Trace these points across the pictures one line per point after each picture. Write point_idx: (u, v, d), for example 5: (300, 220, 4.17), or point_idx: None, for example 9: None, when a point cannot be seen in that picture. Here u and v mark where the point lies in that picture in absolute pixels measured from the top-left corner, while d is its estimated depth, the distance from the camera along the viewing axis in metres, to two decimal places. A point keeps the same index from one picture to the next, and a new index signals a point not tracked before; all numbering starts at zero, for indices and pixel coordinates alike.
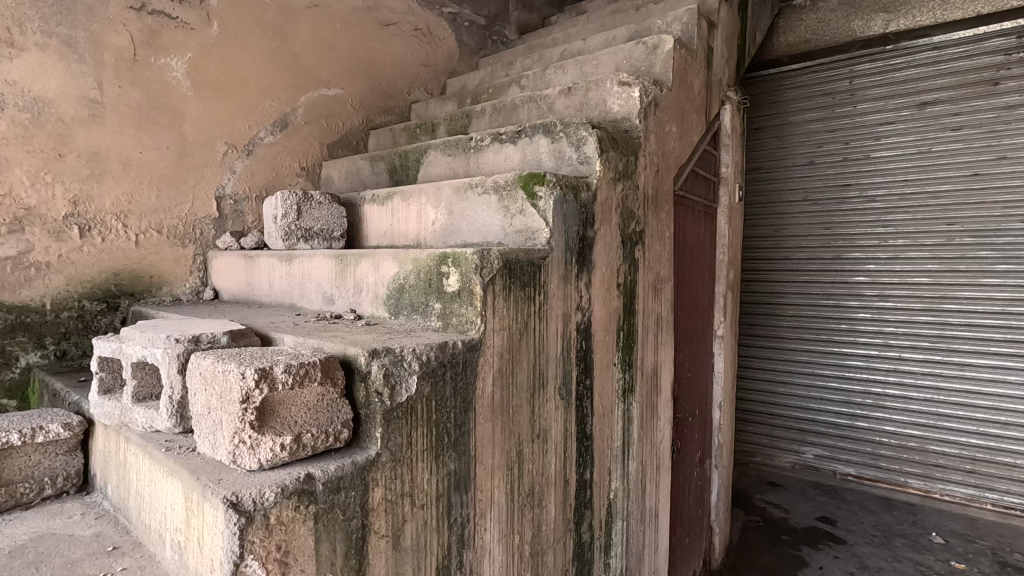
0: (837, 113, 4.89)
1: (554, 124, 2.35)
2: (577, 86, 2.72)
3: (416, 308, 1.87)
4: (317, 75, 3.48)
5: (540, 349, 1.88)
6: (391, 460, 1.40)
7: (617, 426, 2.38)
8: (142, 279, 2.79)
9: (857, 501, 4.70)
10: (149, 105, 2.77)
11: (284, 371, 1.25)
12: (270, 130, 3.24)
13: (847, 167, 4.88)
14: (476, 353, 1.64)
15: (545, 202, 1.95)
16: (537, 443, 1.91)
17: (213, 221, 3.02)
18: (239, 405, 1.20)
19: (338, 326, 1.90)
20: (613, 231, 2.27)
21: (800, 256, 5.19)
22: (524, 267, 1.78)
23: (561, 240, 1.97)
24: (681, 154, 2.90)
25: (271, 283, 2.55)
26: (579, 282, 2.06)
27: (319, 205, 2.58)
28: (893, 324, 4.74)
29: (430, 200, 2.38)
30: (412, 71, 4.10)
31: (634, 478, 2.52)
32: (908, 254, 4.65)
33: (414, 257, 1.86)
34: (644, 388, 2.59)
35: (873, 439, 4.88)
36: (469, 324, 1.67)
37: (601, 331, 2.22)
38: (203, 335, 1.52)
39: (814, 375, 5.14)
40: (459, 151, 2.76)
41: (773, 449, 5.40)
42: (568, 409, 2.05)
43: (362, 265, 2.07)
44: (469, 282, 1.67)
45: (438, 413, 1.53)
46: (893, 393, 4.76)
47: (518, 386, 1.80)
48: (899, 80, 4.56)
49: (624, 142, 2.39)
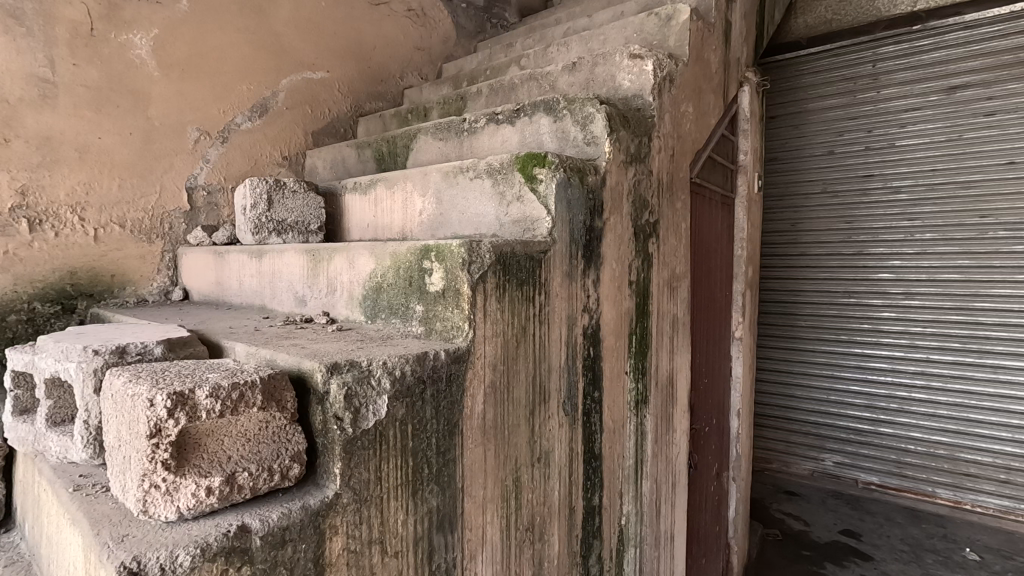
0: (859, 99, 4.57)
1: (556, 101, 2.08)
2: (582, 62, 2.45)
3: (394, 310, 1.59)
4: (300, 56, 3.21)
5: (540, 360, 1.60)
6: (354, 502, 1.13)
7: (629, 443, 2.10)
8: (102, 279, 2.53)
9: (882, 513, 4.40)
10: (109, 86, 2.50)
11: (208, 396, 0.98)
12: (247, 116, 2.97)
13: (870, 156, 4.58)
14: (462, 365, 1.37)
15: (546, 185, 1.68)
16: (539, 467, 1.64)
17: (184, 214, 2.77)
18: (146, 441, 0.92)
19: (306, 332, 1.63)
20: (624, 221, 1.99)
21: (819, 252, 4.88)
22: (521, 262, 1.51)
23: (565, 232, 1.69)
24: (697, 137, 2.62)
25: (241, 282, 2.28)
26: (586, 278, 1.78)
27: (293, 194, 2.30)
28: (920, 324, 4.43)
29: (417, 188, 2.10)
30: (405, 55, 3.82)
31: (648, 500, 2.25)
32: (937, 249, 4.33)
33: (392, 251, 1.59)
34: (659, 399, 2.32)
35: (898, 446, 4.58)
36: (455, 330, 1.40)
37: (611, 336, 1.94)
38: (131, 345, 1.25)
39: (834, 378, 4.84)
40: (451, 135, 2.48)
41: (789, 455, 5.11)
42: (575, 426, 1.78)
43: (335, 261, 1.80)
44: (454, 282, 1.40)
45: (414, 441, 1.25)
46: (920, 398, 4.46)
47: (516, 403, 1.53)
48: (927, 63, 4.24)
49: (636, 121, 2.11)
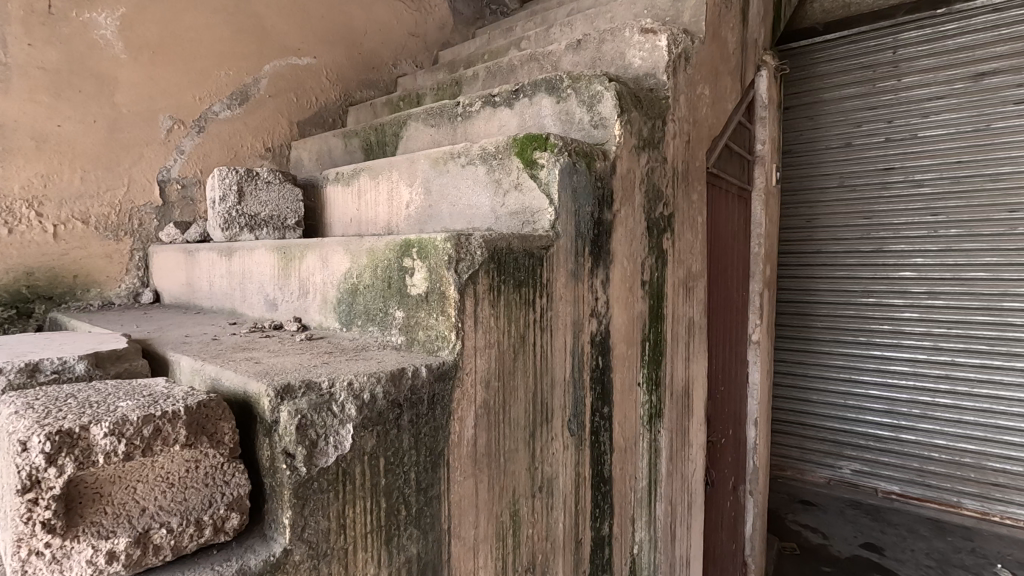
0: (878, 88, 4.31)
1: (559, 79, 1.85)
2: (588, 39, 2.23)
3: (372, 317, 1.37)
4: (286, 41, 2.99)
5: (541, 374, 1.38)
6: (309, 559, 0.91)
7: (642, 463, 1.88)
8: (64, 281, 2.33)
9: (904, 525, 4.14)
10: (69, 69, 2.29)
11: (107, 434, 0.75)
12: (226, 104, 2.75)
13: (890, 148, 4.32)
14: (448, 384, 1.14)
15: (549, 171, 1.46)
16: (540, 498, 1.41)
17: (155, 210, 2.55)
18: (19, 498, 0.70)
19: (268, 342, 1.41)
20: (636, 214, 1.76)
21: (836, 249, 4.63)
22: (519, 260, 1.29)
23: (570, 225, 1.46)
24: (714, 123, 2.38)
25: (211, 284, 2.06)
26: (593, 279, 1.55)
27: (266, 185, 2.09)
28: (944, 325, 4.17)
29: (403, 177, 1.88)
30: (398, 41, 3.60)
31: (662, 524, 2.02)
32: (963, 245, 4.05)
33: (370, 247, 1.36)
34: (674, 410, 2.09)
35: (920, 453, 4.33)
36: (440, 341, 1.18)
37: (622, 344, 1.71)
38: (46, 361, 1.06)
39: (852, 381, 4.60)
40: (444, 120, 2.25)
41: (805, 463, 4.87)
42: (582, 447, 1.55)
43: (307, 259, 1.58)
44: (438, 282, 1.18)
45: (387, 477, 1.03)
46: (944, 404, 4.21)
47: (513, 425, 1.30)
48: (952, 49, 3.97)
49: (648, 101, 1.88)
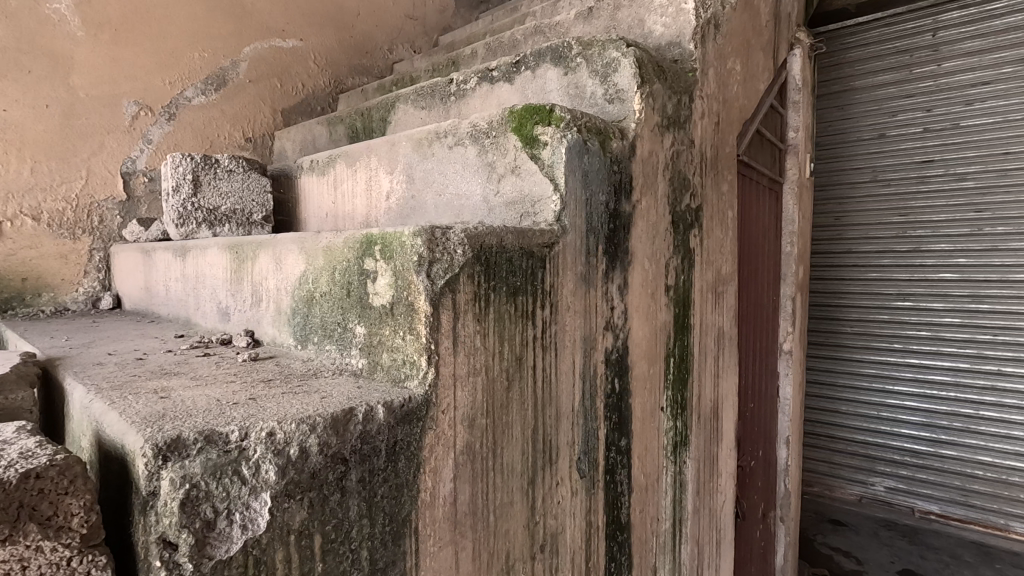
0: (916, 74, 3.73)
1: (568, 46, 1.56)
2: (603, 7, 1.94)
3: (330, 333, 1.09)
4: (266, 21, 2.71)
5: (545, 404, 1.09)
6: None
7: (665, 501, 1.58)
8: (11, 284, 2.10)
9: (946, 549, 3.59)
10: (16, 46, 2.04)
11: None
12: (200, 89, 2.48)
13: (928, 138, 3.73)
14: (416, 427, 0.86)
15: (552, 150, 1.17)
16: (541, 559, 1.12)
17: (119, 205, 2.31)
18: None
19: (202, 364, 1.12)
20: (660, 206, 1.46)
21: (868, 249, 4.04)
22: (513, 261, 1.00)
23: (579, 216, 1.17)
24: (745, 104, 2.07)
25: (167, 288, 1.79)
26: (608, 284, 1.26)
27: (227, 174, 1.82)
28: (990, 331, 3.58)
29: (383, 163, 1.60)
30: (394, 24, 3.30)
31: (688, 569, 1.72)
32: (1010, 243, 3.48)
33: (326, 245, 1.08)
34: (702, 436, 1.79)
35: (962, 472, 3.75)
36: (407, 368, 0.90)
37: (642, 362, 1.41)
38: None
39: (886, 392, 4.03)
40: (436, 101, 1.97)
41: (833, 479, 4.31)
42: (594, 492, 1.25)
43: (260, 259, 1.30)
44: (405, 291, 0.90)
45: (326, 561, 0.75)
46: (989, 418, 3.63)
47: (509, 472, 1.02)
48: (999, 30, 3.40)
49: (674, 73, 1.58)
